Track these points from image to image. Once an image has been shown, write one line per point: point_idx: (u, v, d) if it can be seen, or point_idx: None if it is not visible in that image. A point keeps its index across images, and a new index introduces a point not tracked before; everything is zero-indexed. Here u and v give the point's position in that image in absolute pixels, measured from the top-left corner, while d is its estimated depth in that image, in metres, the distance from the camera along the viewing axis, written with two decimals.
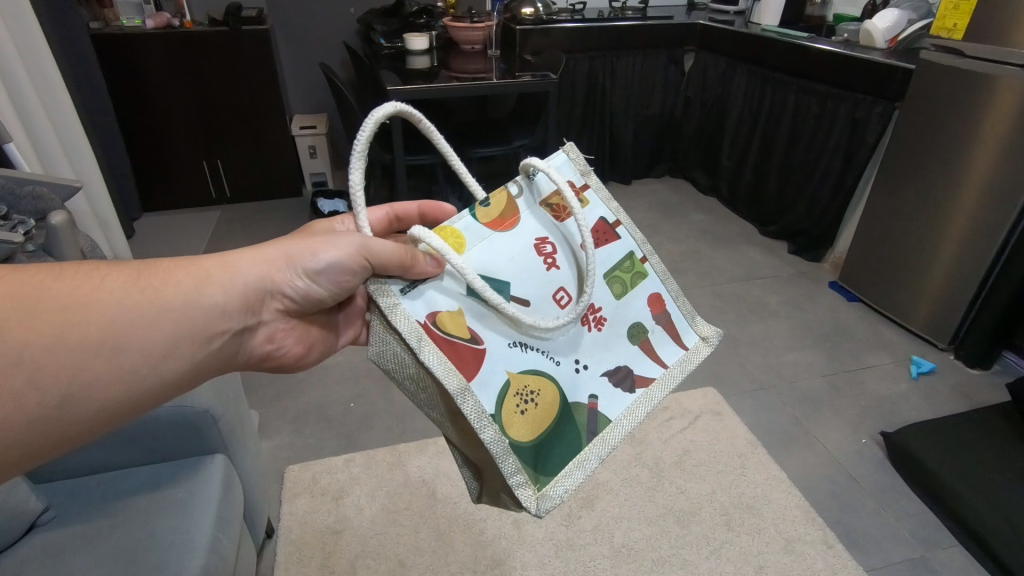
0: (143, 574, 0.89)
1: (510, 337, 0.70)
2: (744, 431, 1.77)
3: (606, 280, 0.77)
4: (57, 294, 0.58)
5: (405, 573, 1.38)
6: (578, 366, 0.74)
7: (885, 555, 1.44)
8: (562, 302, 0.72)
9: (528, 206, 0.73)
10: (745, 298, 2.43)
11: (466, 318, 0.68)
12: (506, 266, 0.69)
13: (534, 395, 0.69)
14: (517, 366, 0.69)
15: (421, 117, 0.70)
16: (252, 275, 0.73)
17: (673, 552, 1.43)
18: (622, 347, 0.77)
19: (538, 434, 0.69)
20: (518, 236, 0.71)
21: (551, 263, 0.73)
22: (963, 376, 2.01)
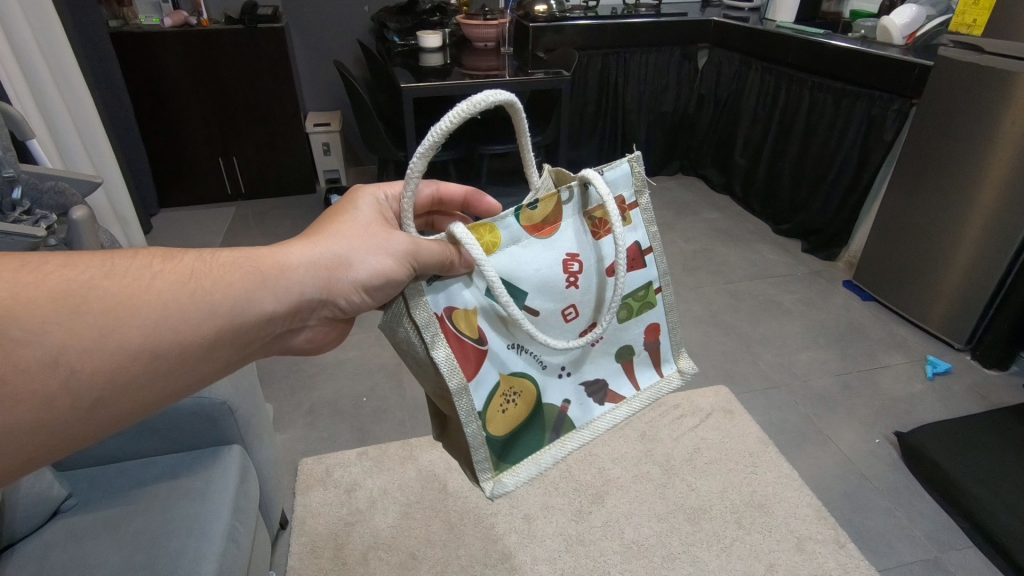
0: (163, 558, 0.91)
1: (508, 340, 0.71)
2: (755, 429, 1.76)
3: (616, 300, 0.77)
4: (104, 293, 0.57)
5: (417, 566, 1.40)
6: (562, 371, 0.75)
7: (898, 556, 1.43)
8: (567, 317, 0.74)
9: (570, 216, 0.73)
10: (758, 297, 2.42)
11: (479, 318, 0.69)
12: (529, 277, 0.70)
13: (516, 396, 0.72)
14: (509, 369, 0.71)
15: (515, 103, 0.66)
16: (309, 281, 0.69)
17: (683, 549, 1.43)
18: (607, 362, 0.79)
19: (511, 429, 0.73)
20: (551, 247, 0.71)
21: (573, 282, 0.73)
22: (980, 377, 1.98)
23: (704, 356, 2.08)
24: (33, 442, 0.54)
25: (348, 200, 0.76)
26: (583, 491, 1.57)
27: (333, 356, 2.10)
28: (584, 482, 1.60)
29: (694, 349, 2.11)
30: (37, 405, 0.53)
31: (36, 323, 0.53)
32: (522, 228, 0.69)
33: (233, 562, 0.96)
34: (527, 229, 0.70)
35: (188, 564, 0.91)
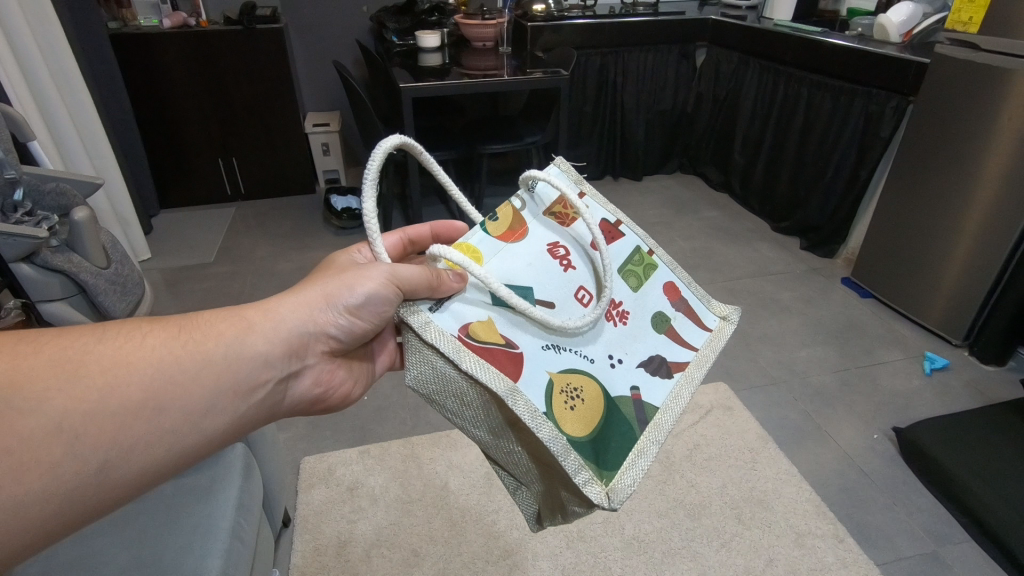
0: (170, 554, 0.93)
1: (541, 341, 0.71)
2: (754, 426, 1.78)
3: (621, 274, 0.81)
4: (100, 356, 0.60)
5: (419, 563, 1.41)
6: (613, 361, 0.75)
7: (896, 550, 1.44)
8: (584, 301, 0.75)
9: (535, 214, 0.77)
10: (757, 294, 2.43)
11: (496, 325, 0.70)
12: (525, 272, 0.72)
13: (578, 391, 0.70)
14: (556, 366, 0.70)
15: (417, 148, 0.77)
16: (296, 322, 0.74)
17: (684, 544, 1.44)
18: (650, 337, 0.80)
19: (591, 428, 0.69)
20: (532, 243, 0.75)
21: (567, 265, 0.76)
22: (977, 373, 2.00)
23: None
24: (42, 515, 0.54)
25: (323, 263, 0.84)
26: None
27: None
28: None
29: None
30: (44, 474, 0.54)
31: (37, 392, 0.55)
32: (495, 237, 0.73)
33: (238, 559, 0.97)
34: (501, 237, 0.73)
35: (194, 561, 0.92)
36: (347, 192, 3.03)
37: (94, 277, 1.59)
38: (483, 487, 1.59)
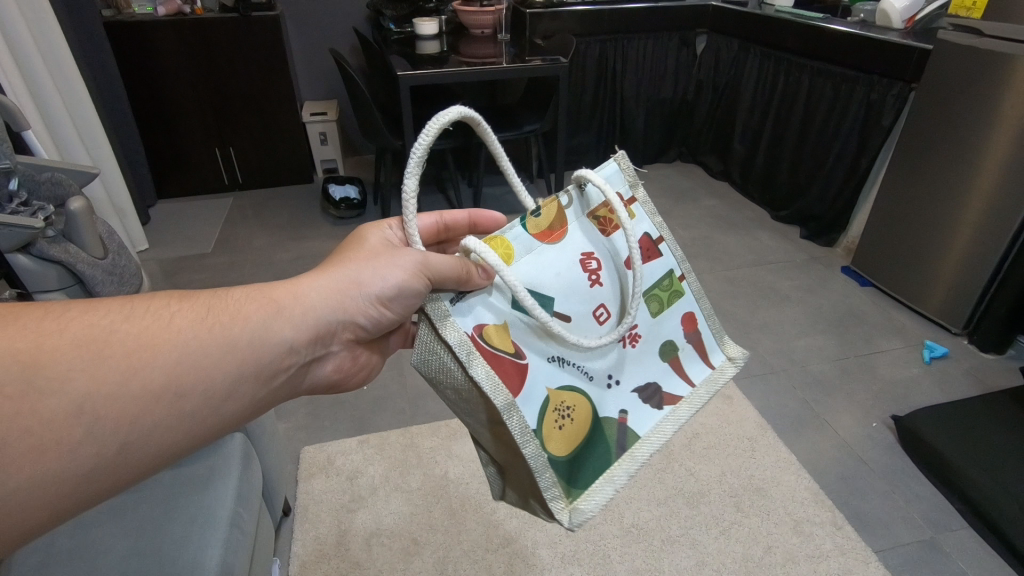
0: (167, 543, 0.93)
1: (548, 353, 0.70)
2: (754, 414, 1.78)
3: (645, 297, 0.78)
4: (125, 334, 0.58)
5: (419, 551, 1.41)
6: (610, 381, 0.74)
7: (895, 537, 1.44)
8: (601, 319, 0.73)
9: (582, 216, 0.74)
10: (756, 284, 2.42)
11: (511, 332, 0.69)
12: (551, 282, 0.70)
13: (570, 410, 0.70)
14: (555, 383, 0.70)
15: (480, 122, 0.70)
16: (326, 309, 0.73)
17: (682, 532, 1.44)
18: (653, 364, 0.78)
19: (572, 449, 0.70)
20: (565, 250, 0.72)
21: (595, 280, 0.73)
22: (977, 361, 2.00)
23: None
24: (57, 493, 0.54)
25: (352, 236, 0.81)
26: None
27: None
28: None
29: None
30: (62, 454, 0.53)
31: (60, 372, 0.54)
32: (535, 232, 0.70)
33: (237, 547, 0.97)
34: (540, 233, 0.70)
35: (193, 550, 0.92)
36: (345, 181, 3.00)
37: (92, 267, 1.58)
38: (482, 477, 1.59)
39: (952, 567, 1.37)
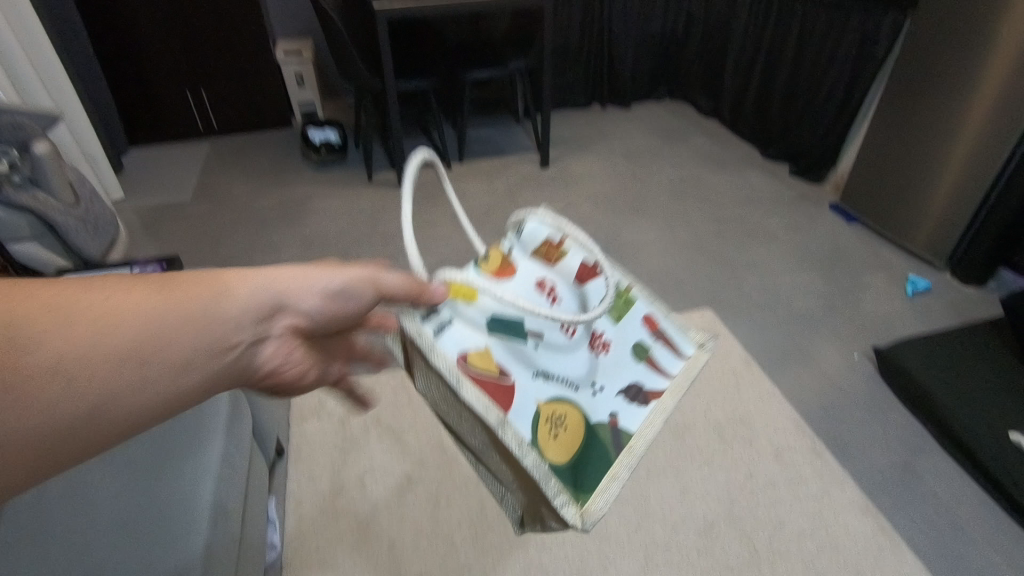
0: (160, 481, 0.94)
1: (531, 370, 0.74)
2: (739, 350, 1.81)
3: (602, 309, 0.81)
4: (62, 291, 0.49)
5: (413, 487, 1.45)
6: (596, 389, 0.78)
7: (872, 461, 1.50)
8: (569, 334, 0.77)
9: (526, 267, 0.80)
10: (745, 223, 2.41)
11: (493, 353, 0.71)
12: (518, 305, 0.73)
13: (562, 420, 0.74)
14: (543, 396, 0.73)
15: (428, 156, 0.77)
16: (267, 291, 0.63)
17: (669, 463, 1.49)
18: (630, 367, 0.81)
19: (571, 455, 0.73)
20: (519, 282, 0.77)
21: (554, 302, 0.78)
22: (958, 293, 2.02)
23: (690, 283, 2.10)
24: None
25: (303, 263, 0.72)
26: None
27: None
28: None
29: (679, 276, 2.14)
30: None
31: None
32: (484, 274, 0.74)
33: (230, 485, 0.99)
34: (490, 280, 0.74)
35: (186, 488, 0.93)
36: (325, 124, 2.90)
37: (64, 215, 1.53)
38: None
39: (925, 488, 1.44)
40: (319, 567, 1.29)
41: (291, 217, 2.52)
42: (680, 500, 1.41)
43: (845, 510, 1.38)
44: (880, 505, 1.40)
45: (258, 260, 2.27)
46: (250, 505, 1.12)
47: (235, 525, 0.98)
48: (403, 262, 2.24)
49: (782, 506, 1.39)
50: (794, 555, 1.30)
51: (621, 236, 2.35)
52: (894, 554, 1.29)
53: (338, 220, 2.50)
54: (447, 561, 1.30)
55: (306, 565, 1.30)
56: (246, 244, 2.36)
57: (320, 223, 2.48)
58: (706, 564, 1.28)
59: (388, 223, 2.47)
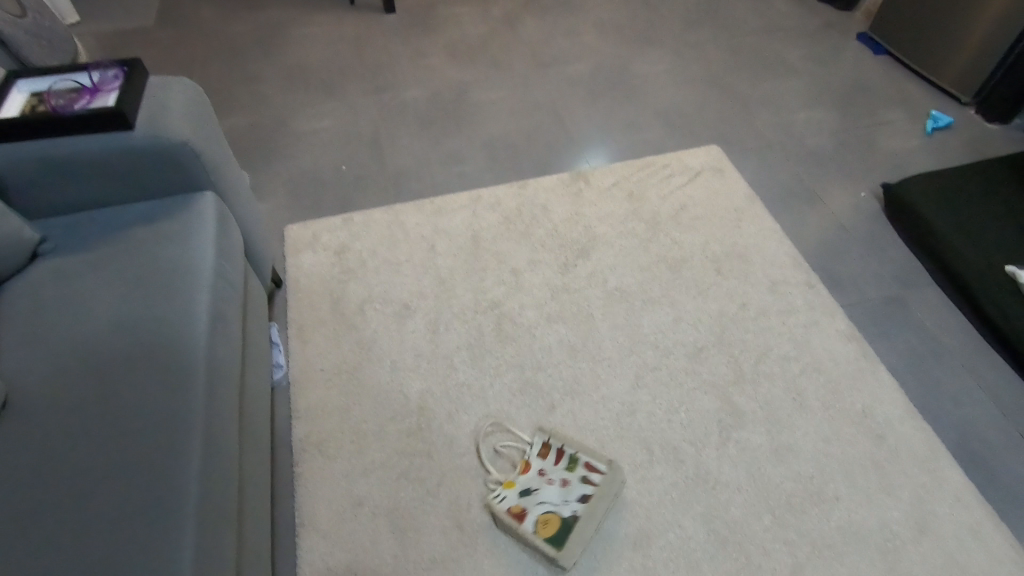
0: (155, 288, 1.00)
1: (532, 505, 1.12)
2: (743, 186, 1.75)
3: (563, 462, 1.18)
4: None
5: (411, 315, 1.47)
6: (569, 502, 1.11)
7: (863, 294, 1.52)
8: (550, 481, 1.15)
9: (530, 502, 1.13)
10: (762, 54, 2.22)
11: (515, 502, 1.13)
12: (523, 479, 1.17)
13: (546, 522, 1.09)
14: (537, 514, 1.11)
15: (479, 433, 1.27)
16: None
17: (663, 294, 1.50)
18: (581, 485, 1.13)
19: (557, 539, 1.07)
20: (524, 474, 1.18)
21: (540, 472, 1.18)
22: (980, 130, 1.92)
23: (698, 119, 1.98)
24: None
25: None
26: (568, 247, 1.61)
27: (305, 127, 1.98)
28: (569, 239, 1.62)
29: (688, 110, 2.01)
30: None
31: None
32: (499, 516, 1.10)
33: (225, 297, 1.05)
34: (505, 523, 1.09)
35: (182, 297, 0.99)
36: None
37: (12, 28, 1.36)
38: (469, 250, 1.60)
39: (912, 318, 1.47)
40: (324, 383, 1.36)
41: (268, 44, 2.31)
42: (671, 327, 1.44)
43: (831, 336, 1.42)
44: (866, 332, 1.44)
45: (236, 91, 2.11)
46: (248, 320, 1.18)
47: (236, 332, 1.05)
48: (393, 94, 2.09)
49: (771, 333, 1.43)
50: (777, 375, 1.35)
51: (628, 68, 2.18)
52: (874, 375, 1.35)
53: (320, 48, 2.29)
54: (446, 380, 1.36)
55: (311, 382, 1.36)
56: (222, 73, 2.18)
57: (301, 51, 2.28)
58: (692, 382, 1.34)
59: (375, 51, 2.27)
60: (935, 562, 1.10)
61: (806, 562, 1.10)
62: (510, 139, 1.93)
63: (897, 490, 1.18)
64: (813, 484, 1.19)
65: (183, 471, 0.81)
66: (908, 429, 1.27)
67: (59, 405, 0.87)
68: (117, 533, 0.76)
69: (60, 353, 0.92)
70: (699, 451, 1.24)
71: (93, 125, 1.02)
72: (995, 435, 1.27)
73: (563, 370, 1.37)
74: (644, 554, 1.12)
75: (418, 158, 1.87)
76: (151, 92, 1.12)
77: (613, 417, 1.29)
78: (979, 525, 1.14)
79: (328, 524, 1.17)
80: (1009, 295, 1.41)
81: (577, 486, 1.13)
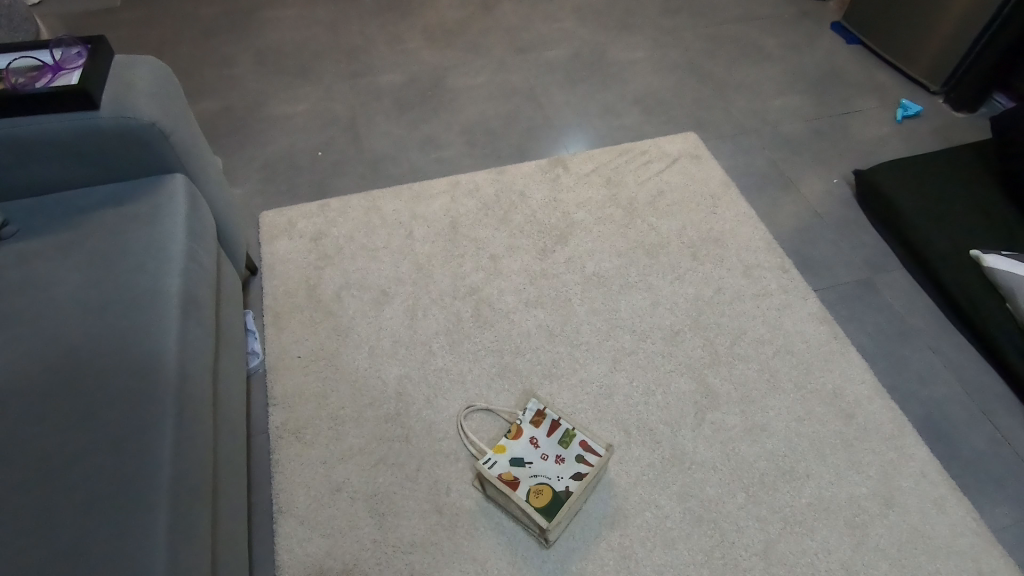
0: (124, 271, 0.98)
1: (526, 475, 1.13)
2: (719, 173, 1.77)
3: (559, 437, 1.18)
4: None
5: (389, 301, 1.47)
6: (561, 476, 1.12)
7: (835, 278, 1.55)
8: (544, 455, 1.16)
9: (526, 474, 1.13)
10: (738, 41, 2.24)
11: (509, 470, 1.14)
12: (517, 449, 1.17)
13: (538, 494, 1.10)
14: (530, 484, 1.11)
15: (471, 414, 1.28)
16: None
17: (640, 278, 1.52)
18: (572, 462, 1.14)
19: (549, 510, 1.08)
20: (519, 443, 1.18)
21: (535, 444, 1.18)
22: (948, 119, 1.96)
23: (676, 105, 2.00)
24: None
25: None
26: (547, 232, 1.61)
27: (280, 112, 1.94)
28: (548, 225, 1.63)
29: (665, 97, 2.02)
30: None
31: None
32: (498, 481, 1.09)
33: (198, 279, 1.03)
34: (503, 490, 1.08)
35: (152, 280, 0.97)
36: None
37: None
38: (447, 236, 1.59)
39: (882, 301, 1.50)
40: (301, 370, 1.35)
41: (241, 27, 2.26)
42: (648, 311, 1.46)
43: (803, 318, 1.45)
44: (836, 315, 1.48)
45: (208, 74, 2.06)
46: (222, 305, 1.17)
47: (209, 316, 1.03)
48: (369, 79, 2.06)
49: (745, 316, 1.45)
50: (752, 357, 1.38)
51: (606, 54, 2.18)
52: (844, 356, 1.38)
53: (295, 32, 2.25)
54: (425, 365, 1.36)
55: (288, 369, 1.35)
56: (193, 56, 2.13)
57: (275, 34, 2.23)
58: (669, 365, 1.36)
59: (350, 35, 2.23)
60: (901, 535, 1.14)
61: (778, 537, 1.13)
62: (488, 125, 1.92)
63: (865, 467, 1.22)
64: (785, 462, 1.22)
65: (155, 453, 0.80)
66: (877, 408, 1.30)
67: (25, 390, 0.85)
68: (88, 516, 0.74)
69: (24, 336, 0.90)
70: (675, 432, 1.26)
71: (55, 104, 1.00)
72: (957, 412, 1.31)
73: (542, 354, 1.38)
74: (622, 533, 1.13)
75: (396, 143, 1.86)
76: (116, 71, 1.09)
77: (591, 400, 1.31)
78: (942, 499, 1.18)
79: (307, 509, 1.16)
80: (974, 278, 1.45)
81: (571, 463, 1.14)
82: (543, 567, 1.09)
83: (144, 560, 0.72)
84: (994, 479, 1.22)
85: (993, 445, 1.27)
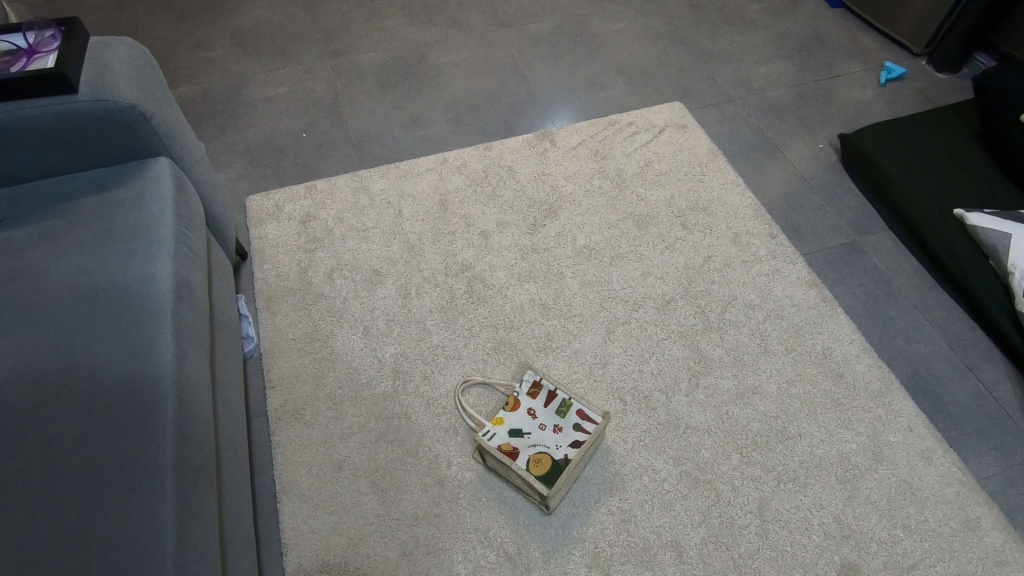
0: (115, 257, 0.97)
1: (525, 445, 1.15)
2: (706, 141, 1.77)
3: (556, 408, 1.19)
4: None
5: (382, 282, 1.47)
6: (558, 445, 1.14)
7: (822, 242, 1.57)
8: (542, 426, 1.18)
9: (525, 444, 1.15)
10: (721, 9, 2.23)
11: (508, 442, 1.16)
12: (516, 421, 1.19)
13: (537, 463, 1.12)
14: (529, 455, 1.13)
15: (469, 392, 1.30)
16: None
17: (632, 249, 1.53)
18: (568, 431, 1.16)
19: (548, 478, 1.10)
20: (517, 415, 1.20)
21: (533, 415, 1.20)
22: (931, 81, 1.96)
23: (661, 75, 1.99)
24: None
25: None
26: (537, 207, 1.61)
27: (261, 94, 1.91)
28: (537, 199, 1.63)
29: (650, 67, 2.01)
30: None
31: None
32: (498, 451, 1.11)
33: (189, 263, 1.03)
34: (504, 460, 1.10)
35: (143, 264, 0.96)
36: None
37: None
38: (436, 214, 1.59)
39: (868, 262, 1.52)
40: (297, 352, 1.35)
41: (216, 8, 2.21)
42: (640, 282, 1.47)
43: (793, 283, 1.46)
44: (825, 278, 1.50)
45: (185, 58, 2.02)
46: (214, 289, 1.16)
47: (202, 299, 1.03)
48: (350, 58, 2.03)
49: (735, 283, 1.46)
50: (744, 323, 1.40)
51: (589, 25, 2.15)
52: (833, 318, 1.40)
53: (271, 12, 2.20)
54: (420, 343, 1.36)
55: (283, 353, 1.35)
56: (168, 40, 2.08)
57: (251, 15, 2.18)
58: (662, 333, 1.38)
59: (329, 14, 2.19)
60: (890, 487, 1.17)
61: (772, 494, 1.16)
62: (473, 101, 1.90)
63: (855, 425, 1.25)
64: (778, 423, 1.25)
65: (158, 433, 0.81)
66: (866, 366, 1.33)
67: (21, 377, 0.85)
68: (94, 496, 0.75)
69: (15, 325, 0.90)
70: (669, 398, 1.28)
71: (31, 88, 0.97)
72: (943, 368, 1.34)
73: (536, 328, 1.39)
74: (620, 497, 1.16)
75: (380, 123, 1.83)
76: (91, 53, 1.07)
77: (586, 370, 1.32)
78: (929, 452, 1.21)
79: (309, 489, 1.17)
80: (958, 238, 1.47)
81: (568, 431, 1.16)
82: (545, 533, 1.12)
83: (152, 534, 0.73)
84: (978, 431, 1.26)
85: (978, 398, 1.30)
